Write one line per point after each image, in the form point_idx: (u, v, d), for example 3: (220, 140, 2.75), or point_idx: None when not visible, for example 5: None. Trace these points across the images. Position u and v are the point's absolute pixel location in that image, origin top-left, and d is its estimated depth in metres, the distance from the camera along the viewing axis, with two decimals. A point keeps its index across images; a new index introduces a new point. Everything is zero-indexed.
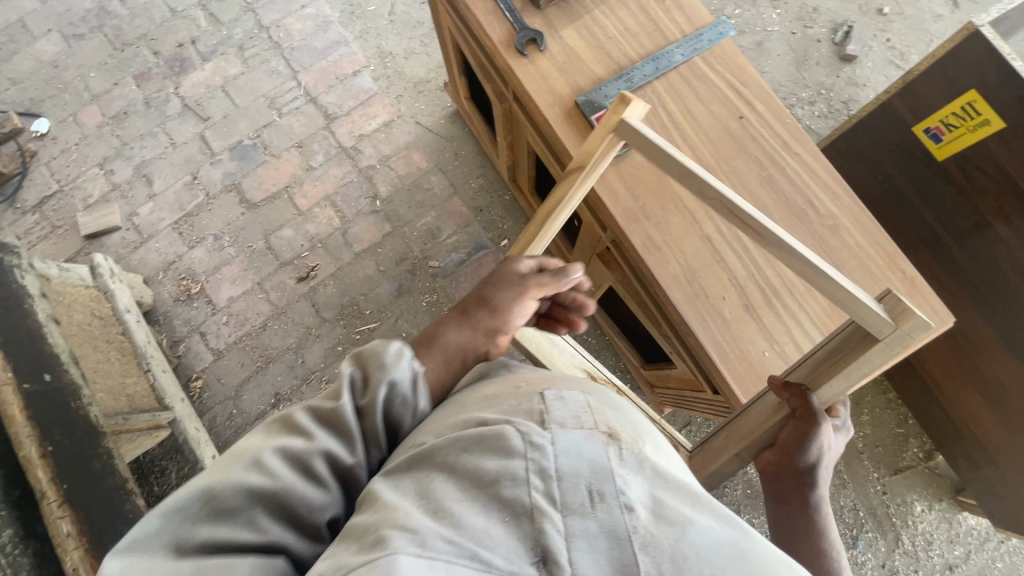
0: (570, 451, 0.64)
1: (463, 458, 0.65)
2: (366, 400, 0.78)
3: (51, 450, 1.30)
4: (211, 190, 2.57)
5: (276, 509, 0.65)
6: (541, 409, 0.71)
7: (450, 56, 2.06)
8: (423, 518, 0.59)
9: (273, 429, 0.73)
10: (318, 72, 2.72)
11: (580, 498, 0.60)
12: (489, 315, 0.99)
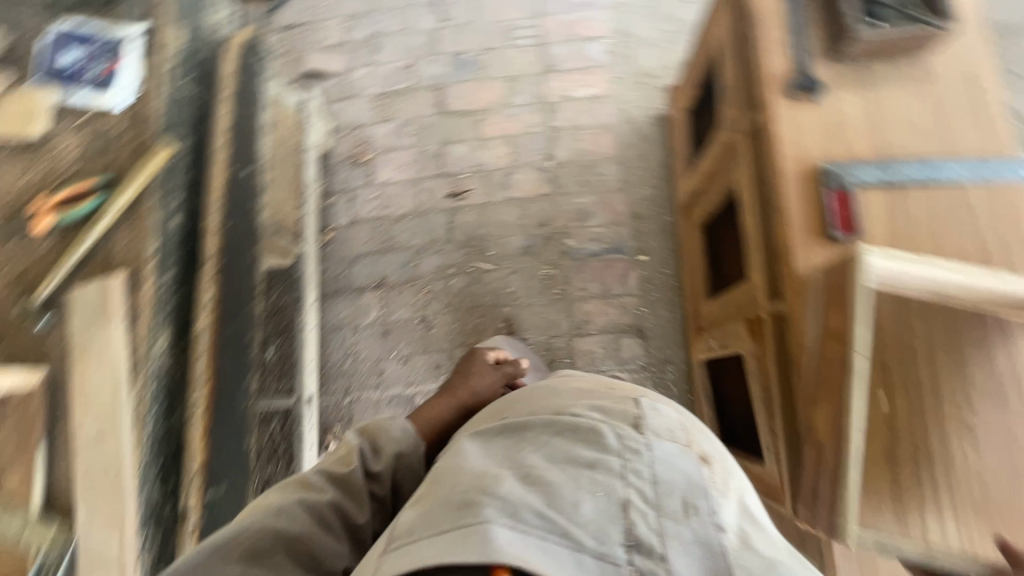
0: (664, 461, 0.82)
1: (558, 442, 0.86)
2: (376, 466, 1.12)
3: (227, 228, 1.47)
4: (419, 82, 2.73)
5: (294, 553, 0.92)
6: (638, 415, 0.90)
7: (698, 64, 2.00)
8: (518, 492, 0.77)
9: (279, 491, 1.04)
10: (560, 22, 2.76)
11: (675, 506, 0.76)
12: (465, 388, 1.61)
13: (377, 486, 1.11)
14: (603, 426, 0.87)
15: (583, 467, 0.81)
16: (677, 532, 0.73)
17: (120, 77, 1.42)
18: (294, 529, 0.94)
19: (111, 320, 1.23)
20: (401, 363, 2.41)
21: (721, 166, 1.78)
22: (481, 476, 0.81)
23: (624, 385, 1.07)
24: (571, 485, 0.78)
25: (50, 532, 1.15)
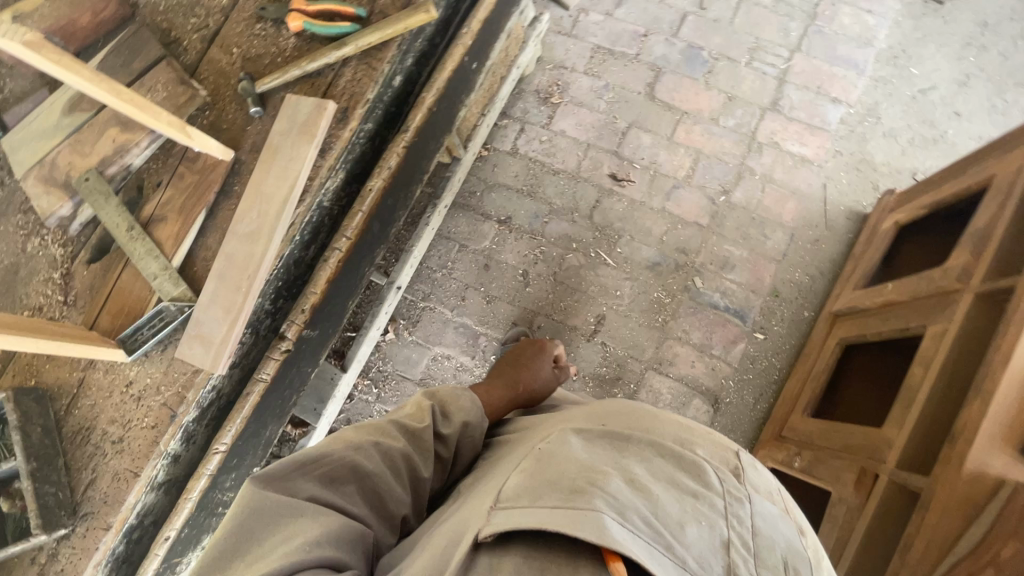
0: (763, 516, 0.92)
1: (665, 466, 0.98)
2: (445, 428, 1.17)
3: (435, 112, 1.46)
4: (642, 54, 2.56)
5: (365, 489, 1.02)
6: (738, 466, 1.04)
7: (944, 188, 1.79)
8: (624, 496, 0.88)
9: (359, 426, 1.13)
10: (814, 67, 2.49)
11: (773, 561, 0.86)
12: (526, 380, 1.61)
13: (445, 448, 1.17)
14: (706, 465, 0.99)
15: (686, 495, 0.92)
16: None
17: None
18: (367, 469, 1.03)
19: (307, 141, 1.27)
20: (485, 300, 2.42)
21: (916, 304, 1.60)
22: (593, 471, 0.93)
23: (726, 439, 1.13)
24: (676, 506, 0.89)
25: (176, 291, 1.23)
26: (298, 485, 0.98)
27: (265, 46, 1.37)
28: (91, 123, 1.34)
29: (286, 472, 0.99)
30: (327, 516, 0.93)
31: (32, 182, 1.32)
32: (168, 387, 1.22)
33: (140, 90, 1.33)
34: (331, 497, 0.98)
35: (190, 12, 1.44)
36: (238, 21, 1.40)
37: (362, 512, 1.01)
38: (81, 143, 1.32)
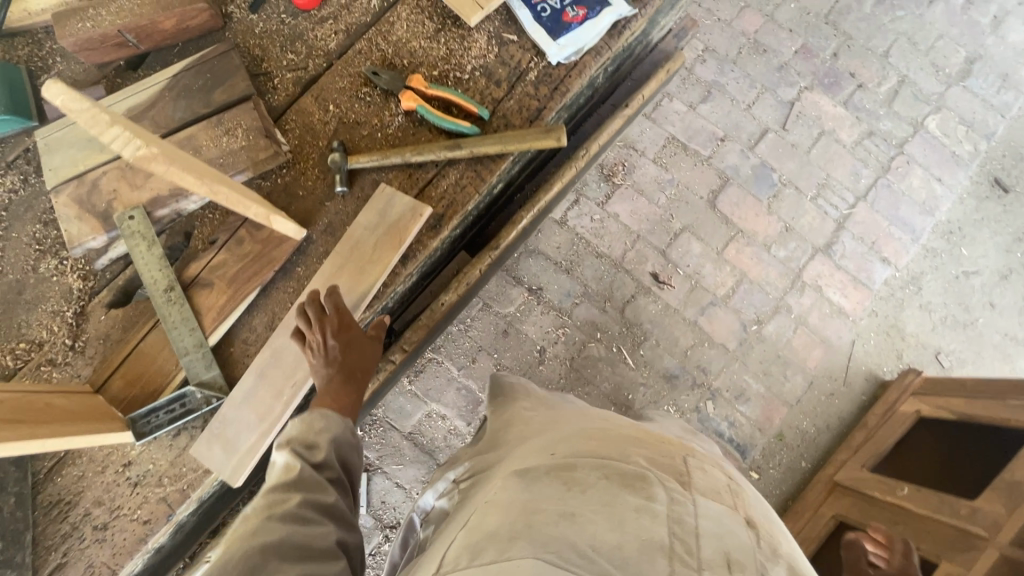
0: (711, 517, 0.75)
1: (601, 479, 0.79)
2: (317, 457, 0.91)
3: (524, 227, 1.35)
4: (714, 159, 2.49)
5: (284, 552, 0.74)
6: (684, 471, 0.86)
7: (979, 404, 1.79)
8: (557, 530, 0.70)
9: (254, 506, 0.81)
10: (874, 221, 2.48)
11: (713, 555, 0.69)
12: (344, 356, 1.05)
13: (329, 470, 0.91)
14: (647, 474, 0.81)
15: (625, 512, 0.73)
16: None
17: (584, 20, 1.24)
18: (271, 541, 0.75)
19: (392, 244, 1.14)
20: (496, 368, 2.32)
21: (930, 523, 1.61)
22: (530, 508, 0.75)
23: (683, 457, 0.93)
24: (614, 530, 0.70)
25: (207, 375, 1.10)
26: None
27: (367, 115, 1.22)
28: None
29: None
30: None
31: (65, 199, 1.15)
32: (172, 480, 1.08)
33: (215, 128, 1.17)
34: None
35: (289, 46, 1.27)
36: (343, 75, 1.25)
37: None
38: (132, 170, 1.16)
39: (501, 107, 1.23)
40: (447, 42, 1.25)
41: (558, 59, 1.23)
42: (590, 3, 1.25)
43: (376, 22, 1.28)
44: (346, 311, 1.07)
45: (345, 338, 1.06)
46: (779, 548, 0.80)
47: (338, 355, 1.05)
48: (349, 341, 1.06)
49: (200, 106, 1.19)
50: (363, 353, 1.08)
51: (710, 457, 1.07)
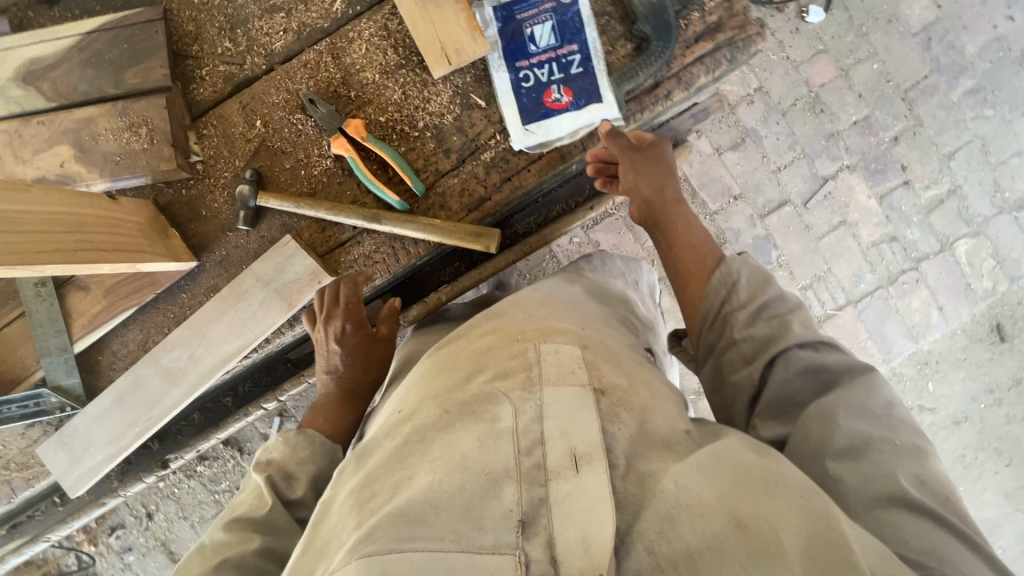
0: (556, 410, 0.60)
1: (444, 423, 0.62)
2: (293, 495, 0.80)
3: (440, 298, 1.24)
4: (719, 217, 2.28)
5: None
6: (532, 361, 0.66)
7: None
8: (390, 501, 0.55)
9: (210, 546, 0.74)
10: (853, 329, 2.30)
11: (558, 461, 0.57)
12: (343, 364, 1.01)
13: (304, 509, 0.81)
14: (487, 388, 0.64)
15: (455, 458, 0.57)
16: (567, 491, 0.55)
17: (568, 105, 1.05)
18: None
19: (280, 305, 1.06)
20: None
21: None
22: (368, 493, 0.58)
23: (530, 335, 0.72)
24: (444, 480, 0.55)
25: (66, 382, 1.07)
26: None
27: (294, 144, 1.08)
28: (43, 120, 1.04)
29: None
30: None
31: None
32: (19, 467, 1.11)
33: (118, 118, 1.03)
34: None
35: (228, 30, 1.08)
36: (278, 88, 1.08)
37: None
38: (20, 140, 1.03)
39: (443, 182, 1.08)
40: (405, 85, 1.07)
41: (524, 145, 1.06)
42: (581, 87, 1.05)
43: (333, 32, 1.08)
44: (358, 305, 1.03)
45: (347, 339, 1.01)
46: (647, 407, 0.67)
47: (338, 362, 1.01)
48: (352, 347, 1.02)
49: (108, 85, 1.04)
50: (367, 362, 1.03)
51: (597, 321, 0.88)
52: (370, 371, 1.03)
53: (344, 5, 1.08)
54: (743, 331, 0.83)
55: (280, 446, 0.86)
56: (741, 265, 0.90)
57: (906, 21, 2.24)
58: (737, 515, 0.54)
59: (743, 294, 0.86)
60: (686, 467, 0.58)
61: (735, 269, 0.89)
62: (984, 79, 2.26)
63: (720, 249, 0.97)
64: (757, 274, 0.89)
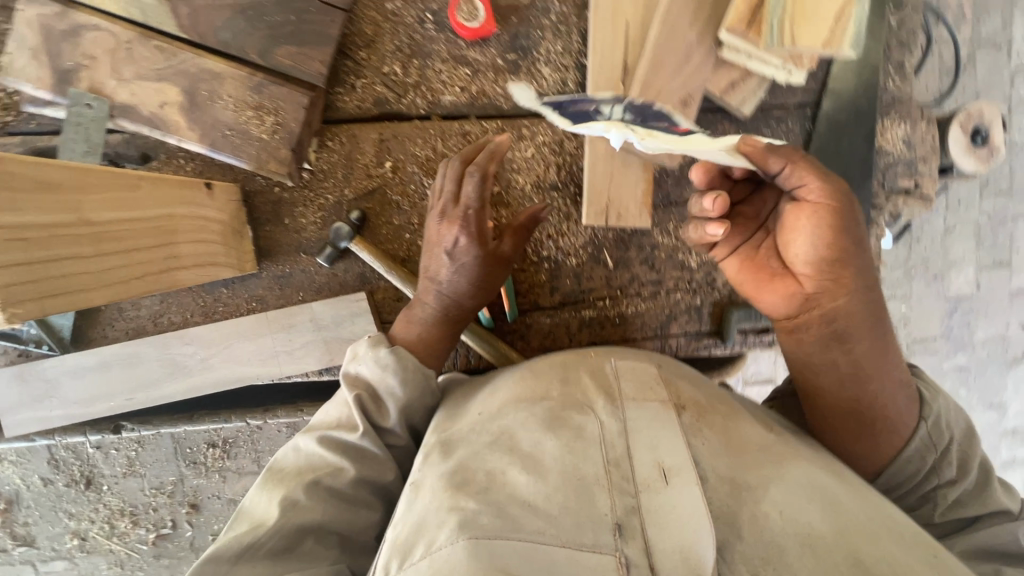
0: (641, 430, 0.58)
1: (524, 425, 0.61)
2: (382, 424, 0.77)
3: None
4: None
5: (320, 533, 0.67)
6: (613, 383, 0.66)
7: None
8: (477, 496, 0.54)
9: (307, 455, 0.74)
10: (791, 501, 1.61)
11: (646, 472, 0.55)
12: (449, 278, 0.85)
13: (396, 439, 0.77)
14: (568, 405, 0.63)
15: (546, 460, 0.57)
16: (662, 507, 0.52)
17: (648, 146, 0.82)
18: (310, 523, 0.67)
19: (320, 355, 0.99)
20: None
21: None
22: (458, 481, 0.56)
23: (601, 355, 0.73)
24: (541, 479, 0.55)
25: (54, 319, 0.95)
26: None
27: (412, 206, 0.99)
28: (164, 47, 0.88)
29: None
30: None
31: (28, 21, 0.87)
32: None
33: (248, 91, 0.90)
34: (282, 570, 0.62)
35: (404, 54, 0.97)
36: (427, 142, 0.99)
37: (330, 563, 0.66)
38: (127, 54, 0.88)
39: (534, 316, 1.04)
40: (549, 209, 1.01)
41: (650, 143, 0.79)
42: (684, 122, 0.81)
43: (508, 117, 1.00)
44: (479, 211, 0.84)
45: (459, 250, 0.84)
46: (729, 423, 0.63)
47: (446, 280, 0.84)
48: (463, 261, 0.84)
49: (253, 49, 0.90)
50: (480, 283, 0.86)
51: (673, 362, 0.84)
52: (483, 289, 0.87)
53: (532, 98, 0.99)
54: (946, 512, 0.73)
55: (369, 363, 0.78)
56: (944, 409, 0.75)
57: (947, 284, 1.80)
58: (854, 548, 0.50)
59: (951, 463, 0.73)
60: (784, 489, 0.55)
61: (945, 421, 0.74)
62: (977, 363, 1.89)
63: (913, 392, 0.75)
64: (960, 421, 0.76)
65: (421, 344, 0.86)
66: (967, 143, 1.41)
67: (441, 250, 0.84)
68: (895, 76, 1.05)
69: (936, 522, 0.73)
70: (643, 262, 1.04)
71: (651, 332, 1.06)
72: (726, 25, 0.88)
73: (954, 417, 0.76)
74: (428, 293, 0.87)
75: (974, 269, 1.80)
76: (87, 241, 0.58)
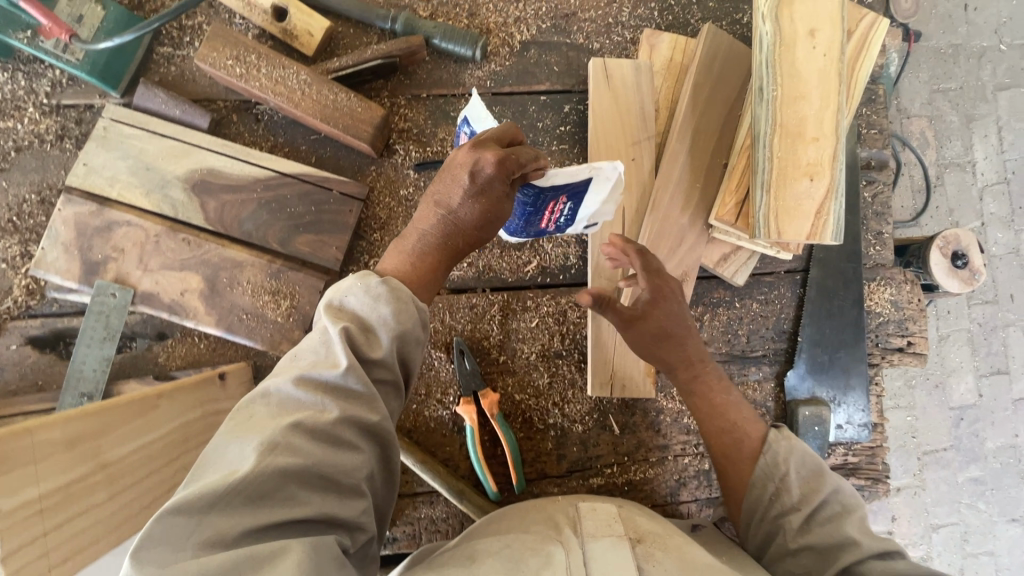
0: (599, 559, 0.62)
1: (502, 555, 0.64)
2: (373, 356, 0.61)
3: None
4: None
5: (307, 479, 0.54)
6: (572, 522, 0.71)
7: None
8: None
9: (279, 400, 0.58)
10: None
11: None
12: (459, 203, 0.72)
13: (386, 371, 0.64)
14: (534, 538, 0.67)
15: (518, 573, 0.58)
16: None
17: (509, 232, 0.94)
18: (294, 465, 0.53)
19: None
20: None
21: None
22: None
23: (563, 503, 0.79)
24: None
25: None
26: (215, 541, 0.49)
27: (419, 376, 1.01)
28: (190, 239, 0.94)
29: (185, 527, 0.49)
30: (290, 554, 0.50)
31: (65, 219, 0.93)
32: None
33: (266, 277, 0.95)
34: (269, 518, 0.51)
35: None
36: (435, 316, 1.02)
37: (318, 510, 0.54)
38: (154, 246, 0.93)
39: (541, 485, 1.03)
40: (555, 376, 1.03)
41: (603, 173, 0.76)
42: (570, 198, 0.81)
43: (512, 289, 1.04)
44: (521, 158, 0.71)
45: (486, 179, 0.70)
46: (684, 546, 0.68)
47: (458, 208, 0.72)
48: (486, 192, 0.71)
49: (273, 238, 0.96)
50: (493, 220, 0.74)
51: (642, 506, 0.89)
52: (490, 227, 0.74)
53: (536, 271, 1.05)
54: (799, 541, 0.74)
55: (358, 293, 0.64)
56: (789, 451, 0.80)
57: (949, 393, 1.72)
58: None
59: (796, 492, 0.77)
60: None
61: (783, 457, 0.80)
62: (993, 475, 1.72)
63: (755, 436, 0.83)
64: (810, 463, 0.79)
65: (411, 276, 0.72)
66: (949, 266, 1.38)
67: (466, 175, 0.70)
68: (875, 243, 1.12)
69: (793, 552, 0.75)
70: (650, 426, 1.05)
71: (661, 498, 1.05)
72: (715, 215, 0.97)
73: (799, 455, 0.80)
74: (431, 216, 0.74)
75: (974, 377, 1.73)
76: (101, 487, 0.58)
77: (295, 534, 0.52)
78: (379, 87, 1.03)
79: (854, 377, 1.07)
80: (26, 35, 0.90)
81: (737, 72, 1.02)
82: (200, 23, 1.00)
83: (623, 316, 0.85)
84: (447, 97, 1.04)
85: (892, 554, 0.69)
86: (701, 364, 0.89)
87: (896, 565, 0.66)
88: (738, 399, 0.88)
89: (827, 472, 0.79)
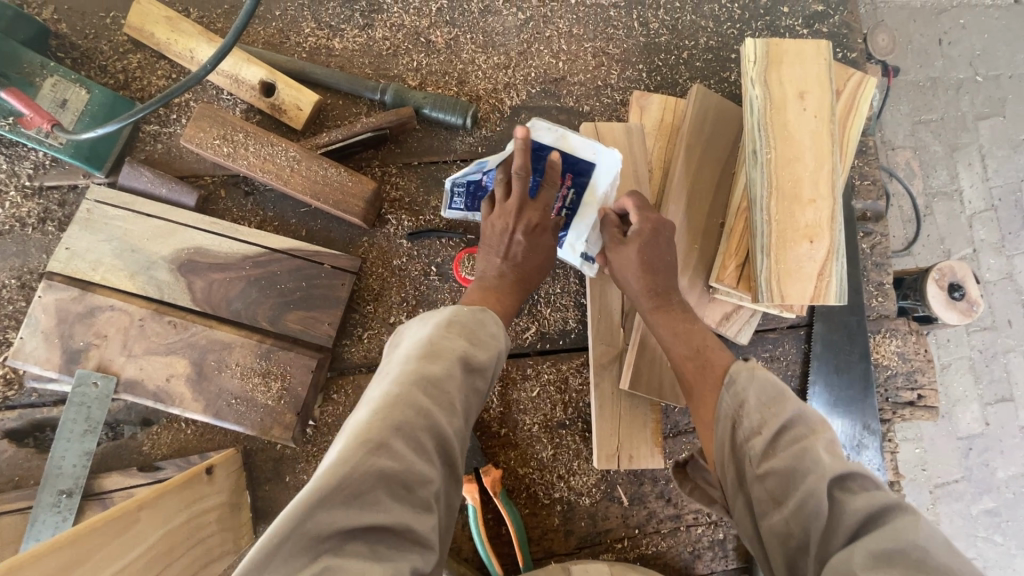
0: None
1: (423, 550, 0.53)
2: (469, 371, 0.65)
3: None
4: None
5: (398, 484, 0.55)
6: None
7: None
8: None
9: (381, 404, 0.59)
10: None
11: None
12: (524, 256, 0.87)
13: (481, 383, 0.67)
14: None
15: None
16: None
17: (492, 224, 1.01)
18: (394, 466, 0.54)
19: None
20: None
21: None
22: None
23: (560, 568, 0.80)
24: None
25: None
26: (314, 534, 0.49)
27: None
28: (177, 321, 0.91)
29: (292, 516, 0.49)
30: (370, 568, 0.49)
31: (45, 305, 0.89)
32: None
33: (256, 358, 0.91)
34: (363, 518, 0.51)
35: (410, 305, 1.00)
36: None
37: (399, 520, 0.54)
38: (137, 330, 0.90)
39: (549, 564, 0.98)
40: (559, 448, 0.99)
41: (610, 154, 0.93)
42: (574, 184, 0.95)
43: (512, 356, 1.01)
44: (549, 208, 0.89)
45: (537, 231, 0.87)
46: None
47: (520, 253, 0.86)
48: (536, 240, 0.87)
49: (263, 317, 0.93)
50: (544, 259, 0.89)
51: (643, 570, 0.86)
52: (543, 271, 0.90)
53: (535, 337, 1.02)
54: (759, 467, 0.63)
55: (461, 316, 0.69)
56: (750, 379, 0.69)
57: (955, 422, 1.68)
58: None
59: (755, 417, 0.66)
60: None
61: (744, 385, 0.70)
62: (1006, 506, 1.67)
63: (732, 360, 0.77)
64: (771, 388, 0.68)
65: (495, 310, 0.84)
66: (946, 298, 1.35)
67: (518, 227, 0.86)
68: (877, 294, 1.10)
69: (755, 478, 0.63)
70: (659, 496, 1.00)
71: (676, 572, 1.00)
72: (715, 278, 0.96)
73: (757, 386, 0.69)
74: (496, 263, 0.87)
75: (979, 406, 1.69)
76: None
77: (378, 543, 0.52)
78: (369, 157, 1.02)
79: (867, 434, 1.04)
80: (8, 122, 0.89)
81: (728, 131, 1.02)
82: (187, 100, 1.00)
83: (613, 238, 0.88)
84: (438, 164, 1.03)
85: (855, 482, 0.57)
86: (669, 299, 0.85)
87: (853, 503, 0.55)
88: (706, 330, 0.83)
89: (790, 396, 0.67)
